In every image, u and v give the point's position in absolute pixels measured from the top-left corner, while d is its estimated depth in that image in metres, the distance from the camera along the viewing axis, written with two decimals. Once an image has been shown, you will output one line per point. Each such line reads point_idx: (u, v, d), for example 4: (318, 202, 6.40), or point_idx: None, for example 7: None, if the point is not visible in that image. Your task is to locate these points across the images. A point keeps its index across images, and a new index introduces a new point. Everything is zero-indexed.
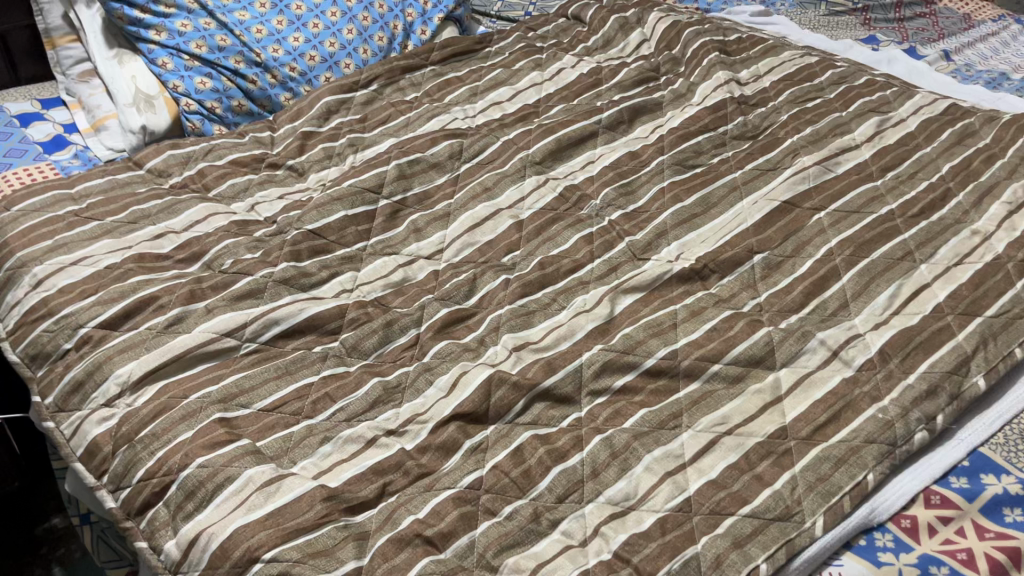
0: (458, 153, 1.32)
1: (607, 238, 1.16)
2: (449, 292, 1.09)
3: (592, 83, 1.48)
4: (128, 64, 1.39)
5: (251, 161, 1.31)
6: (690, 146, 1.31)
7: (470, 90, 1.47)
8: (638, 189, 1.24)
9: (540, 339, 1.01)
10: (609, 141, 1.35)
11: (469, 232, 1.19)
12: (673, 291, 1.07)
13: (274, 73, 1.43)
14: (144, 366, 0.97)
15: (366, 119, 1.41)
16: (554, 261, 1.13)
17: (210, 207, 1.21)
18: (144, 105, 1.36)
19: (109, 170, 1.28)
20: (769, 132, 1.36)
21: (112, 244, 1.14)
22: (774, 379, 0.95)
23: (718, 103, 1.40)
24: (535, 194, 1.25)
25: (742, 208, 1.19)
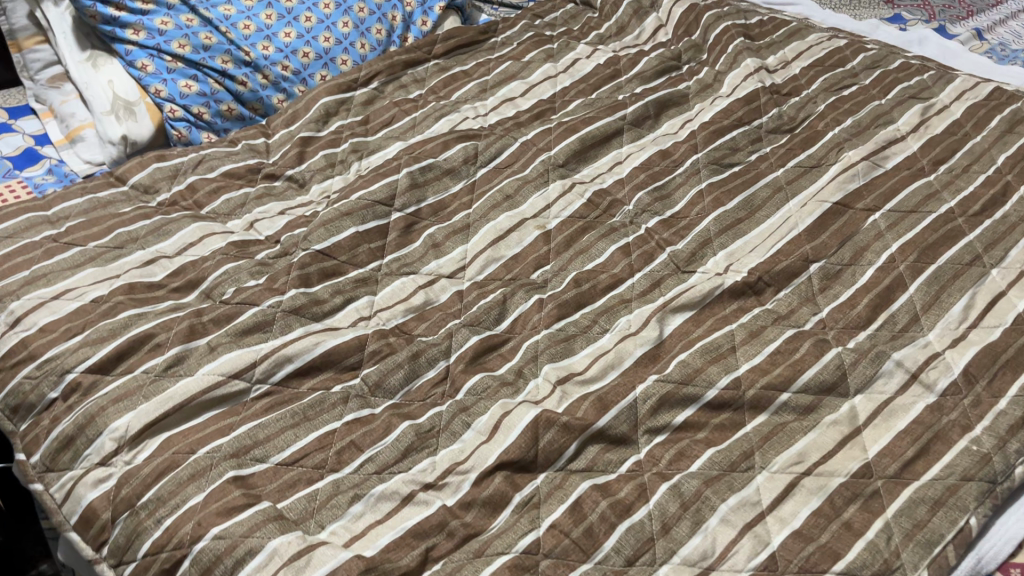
0: (474, 157, 1.21)
1: (646, 249, 1.06)
2: (478, 317, 0.99)
3: (610, 74, 1.37)
4: (104, 68, 1.26)
5: (246, 171, 1.19)
6: (726, 142, 1.21)
7: (480, 86, 1.37)
8: (673, 192, 1.14)
9: (585, 368, 0.91)
10: (636, 138, 1.25)
11: (493, 247, 1.09)
12: (726, 308, 0.97)
13: (265, 73, 1.31)
14: (142, 418, 0.86)
15: (369, 120, 1.30)
16: (590, 277, 1.03)
17: (205, 226, 1.09)
18: (124, 113, 1.23)
19: (89, 187, 1.16)
20: (806, 124, 1.26)
21: (97, 274, 1.02)
22: (850, 408, 0.86)
23: (750, 94, 1.30)
24: (562, 201, 1.14)
25: (789, 211, 1.09)
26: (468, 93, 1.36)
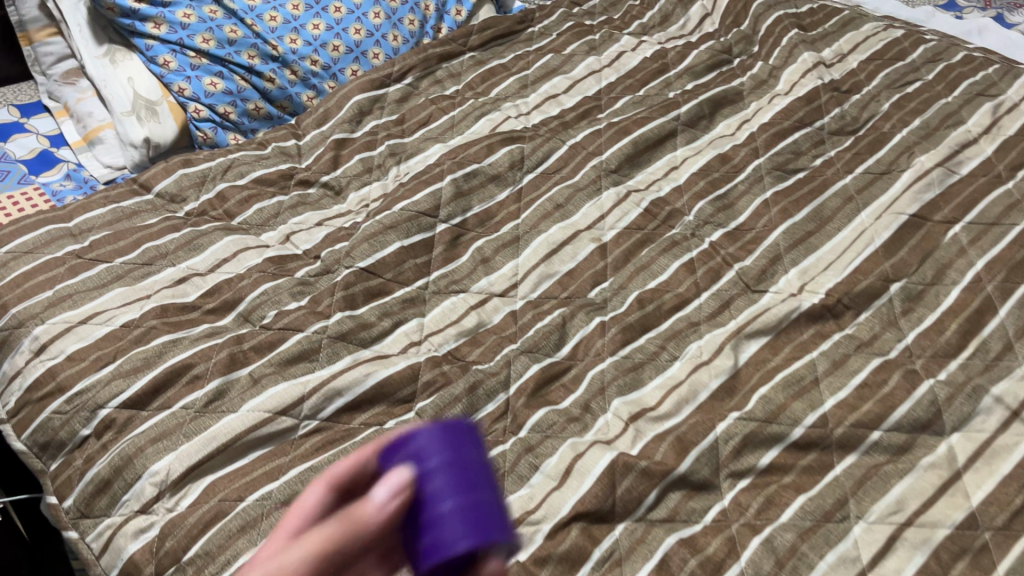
0: (519, 161, 1.14)
1: (712, 265, 0.99)
2: (537, 343, 0.92)
3: (658, 68, 1.30)
4: (123, 65, 1.18)
5: (278, 178, 1.11)
6: (788, 146, 1.14)
7: (520, 82, 1.29)
8: (736, 201, 1.07)
9: (657, 403, 0.85)
10: (691, 140, 1.17)
11: (547, 262, 1.02)
12: (804, 334, 0.91)
13: (294, 68, 1.23)
14: (184, 461, 0.79)
15: (404, 120, 1.23)
16: (654, 296, 0.96)
17: (239, 239, 1.02)
18: (145, 114, 1.15)
19: (111, 196, 1.08)
20: (871, 124, 1.19)
21: (126, 294, 0.95)
22: (947, 448, 0.80)
23: (810, 91, 1.22)
24: (617, 210, 1.07)
25: (863, 222, 1.03)
26: (508, 89, 1.28)
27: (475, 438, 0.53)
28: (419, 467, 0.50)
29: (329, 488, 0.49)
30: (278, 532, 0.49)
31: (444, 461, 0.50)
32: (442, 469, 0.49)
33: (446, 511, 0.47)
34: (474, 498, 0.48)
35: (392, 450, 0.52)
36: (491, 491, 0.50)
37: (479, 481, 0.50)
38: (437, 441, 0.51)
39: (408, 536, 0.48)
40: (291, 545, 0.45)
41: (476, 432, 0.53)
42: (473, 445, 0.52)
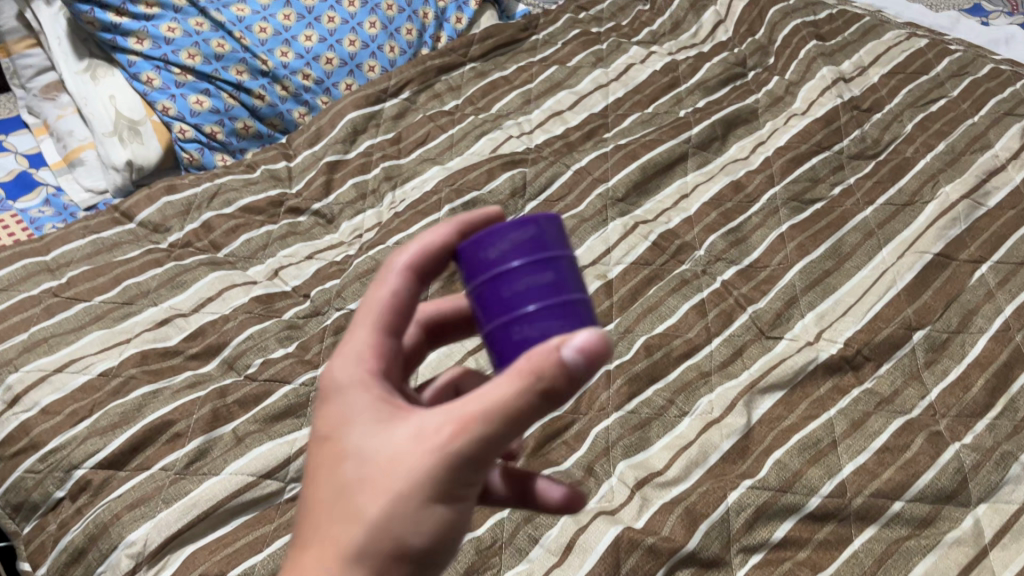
0: (521, 188, 1.08)
1: (724, 307, 0.94)
2: None
3: (669, 83, 1.23)
4: (105, 82, 1.12)
5: (267, 205, 1.06)
6: (805, 172, 1.08)
7: (523, 96, 1.23)
8: (750, 235, 1.01)
9: (665, 466, 0.80)
10: (702, 164, 1.11)
11: None
12: (821, 388, 0.86)
13: (284, 84, 1.17)
14: (163, 530, 0.75)
15: (401, 138, 1.17)
16: (662, 342, 0.91)
17: (224, 275, 0.97)
18: (128, 135, 1.09)
19: (91, 226, 1.02)
20: (892, 148, 1.13)
21: (104, 338, 0.90)
22: (973, 521, 0.75)
23: (829, 111, 1.16)
24: (623, 244, 1.01)
25: (883, 261, 0.97)
26: (510, 104, 1.22)
27: (558, 232, 0.49)
28: (506, 264, 0.47)
29: (405, 281, 0.51)
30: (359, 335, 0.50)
31: (533, 259, 0.47)
32: (533, 265, 0.47)
33: (534, 312, 0.46)
34: (564, 298, 0.47)
35: (487, 239, 0.48)
36: (578, 286, 0.48)
37: (569, 277, 0.48)
38: (531, 236, 0.47)
39: (503, 335, 0.47)
40: (474, 412, 0.44)
41: (559, 223, 0.49)
42: (559, 238, 0.49)
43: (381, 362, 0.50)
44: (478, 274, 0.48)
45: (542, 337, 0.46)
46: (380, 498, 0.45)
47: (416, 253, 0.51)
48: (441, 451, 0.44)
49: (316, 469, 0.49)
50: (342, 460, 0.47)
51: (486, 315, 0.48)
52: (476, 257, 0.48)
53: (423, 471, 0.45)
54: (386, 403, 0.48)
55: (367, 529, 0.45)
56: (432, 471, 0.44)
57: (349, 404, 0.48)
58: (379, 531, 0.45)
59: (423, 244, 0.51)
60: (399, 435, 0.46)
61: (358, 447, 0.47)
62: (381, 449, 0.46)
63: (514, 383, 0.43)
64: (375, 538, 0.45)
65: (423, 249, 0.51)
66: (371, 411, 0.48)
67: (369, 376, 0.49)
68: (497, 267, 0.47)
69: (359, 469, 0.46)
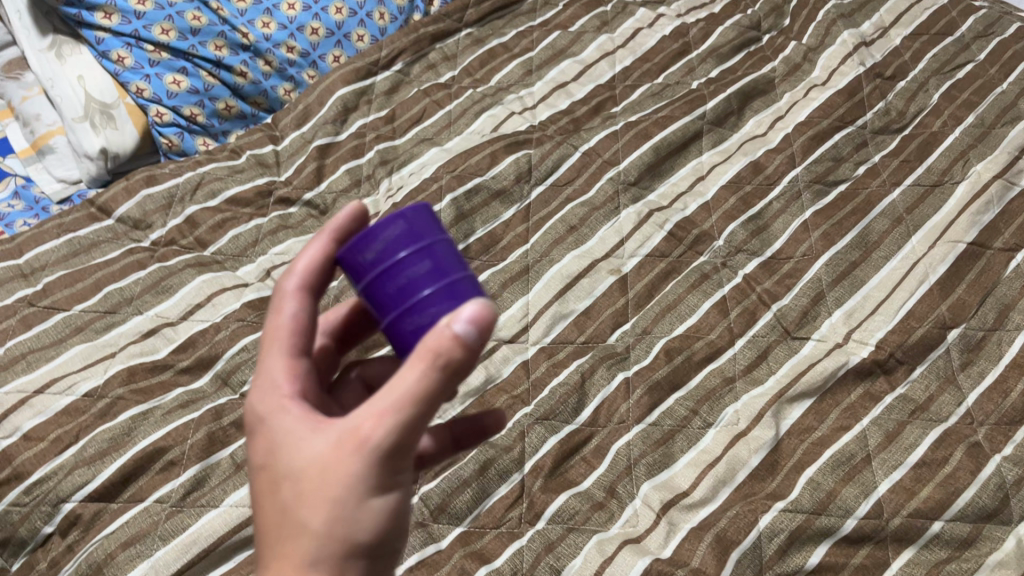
0: (527, 172, 1.01)
1: (746, 304, 0.89)
2: (554, 408, 0.81)
3: (679, 50, 1.16)
4: (72, 60, 1.03)
5: (255, 196, 0.99)
6: (827, 151, 1.02)
7: (524, 66, 1.15)
8: (771, 223, 0.96)
9: (691, 486, 0.76)
10: (718, 142, 1.05)
11: (560, 299, 0.91)
12: (852, 395, 0.81)
13: (268, 58, 1.08)
14: (162, 570, 0.70)
15: (395, 116, 1.09)
16: (683, 345, 0.86)
17: (214, 278, 0.91)
18: (100, 120, 1.01)
19: (67, 223, 0.95)
20: (918, 121, 1.06)
21: (87, 353, 0.83)
22: (1016, 542, 0.72)
23: (851, 82, 1.09)
24: (638, 234, 0.95)
25: (914, 251, 0.92)
26: (510, 75, 1.14)
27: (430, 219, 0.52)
28: (390, 259, 0.50)
29: (302, 302, 0.54)
30: (272, 361, 0.52)
31: (414, 248, 0.50)
32: (417, 256, 0.50)
33: (429, 297, 0.49)
34: (450, 278, 0.50)
35: (364, 242, 0.50)
36: (461, 267, 0.51)
37: (450, 260, 0.51)
38: (407, 230, 0.50)
39: (401, 325, 0.50)
40: (382, 409, 0.46)
41: (430, 211, 0.53)
42: (433, 225, 0.52)
43: (297, 381, 0.52)
44: (368, 273, 0.50)
45: (436, 318, 0.49)
46: (319, 508, 0.48)
47: (304, 273, 0.53)
48: (363, 451, 0.47)
49: (261, 495, 0.51)
50: (279, 482, 0.50)
51: (382, 310, 0.51)
52: (361, 258, 0.51)
53: (352, 472, 0.47)
54: (308, 417, 0.50)
55: (315, 538, 0.48)
56: (362, 471, 0.47)
57: (274, 428, 0.51)
58: (326, 536, 0.48)
59: (308, 262, 0.54)
60: (323, 445, 0.49)
61: (289, 465, 0.49)
62: (310, 462, 0.49)
63: (411, 368, 0.45)
64: (323, 541, 0.48)
65: (308, 266, 0.53)
66: (295, 430, 0.50)
67: (287, 399, 0.51)
68: (384, 264, 0.50)
69: (295, 489, 0.49)
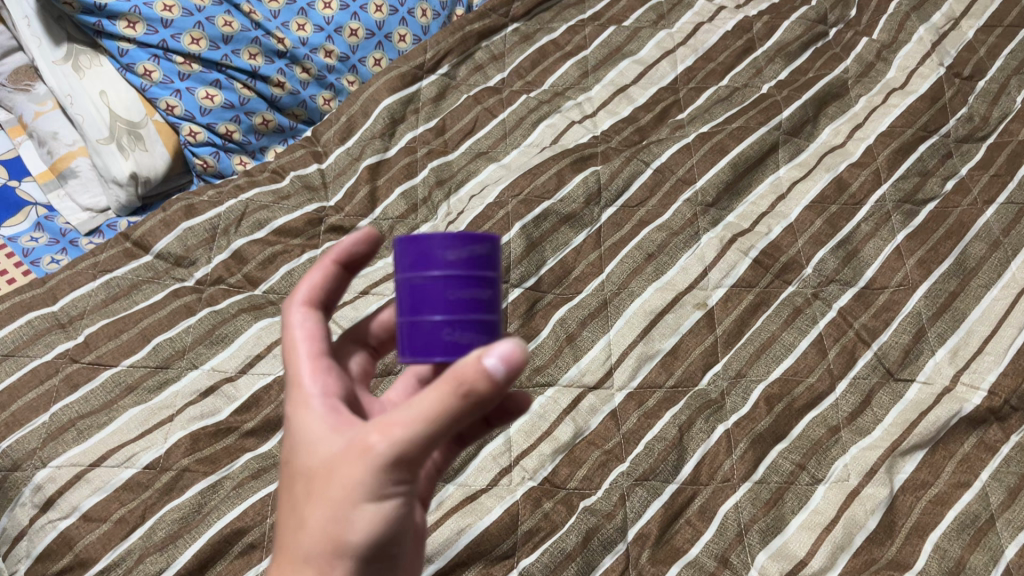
0: (597, 193, 0.94)
1: (845, 342, 0.84)
2: (653, 467, 0.76)
3: (744, 48, 1.08)
4: (92, 74, 0.93)
5: (304, 225, 0.91)
6: (913, 166, 0.96)
7: (579, 68, 1.06)
8: (862, 248, 0.90)
9: (809, 554, 0.72)
10: (796, 154, 0.98)
11: (645, 338, 0.85)
12: (966, 445, 0.77)
13: (305, 65, 0.99)
14: None
15: (446, 126, 1.00)
16: (783, 392, 0.81)
17: (271, 323, 0.84)
18: (129, 142, 0.92)
19: (101, 262, 0.86)
20: (1003, 128, 1.00)
21: (143, 417, 0.76)
22: None
23: (931, 86, 1.03)
24: (722, 262, 0.89)
25: (1015, 280, 0.87)
26: (565, 77, 1.06)
27: (495, 252, 0.47)
28: (431, 272, 0.45)
29: (309, 313, 0.51)
30: (299, 366, 0.49)
31: (451, 275, 0.45)
32: (450, 282, 0.45)
33: (438, 325, 0.45)
34: (472, 318, 0.45)
35: (419, 242, 0.45)
36: (498, 308, 0.47)
37: (485, 300, 0.46)
38: (455, 251, 0.45)
39: (410, 332, 0.46)
40: (396, 417, 0.41)
41: (496, 246, 0.46)
42: (490, 260, 0.46)
43: (320, 381, 0.48)
44: (405, 268, 0.46)
45: (437, 348, 0.46)
46: (319, 506, 0.43)
47: (308, 287, 0.52)
48: (367, 457, 0.42)
49: (280, 486, 0.48)
50: (293, 475, 0.46)
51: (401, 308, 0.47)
52: (405, 254, 0.46)
53: (352, 478, 0.42)
54: (329, 416, 0.46)
55: (311, 534, 0.44)
56: (362, 477, 0.42)
57: (294, 422, 0.47)
58: (319, 535, 0.44)
59: (309, 281, 0.52)
60: (335, 446, 0.44)
61: (302, 461, 0.45)
62: (319, 461, 0.44)
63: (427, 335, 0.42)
64: (317, 543, 0.44)
65: (310, 288, 0.52)
66: (313, 426, 0.46)
67: (311, 396, 0.47)
68: (417, 271, 0.45)
69: (304, 484, 0.45)
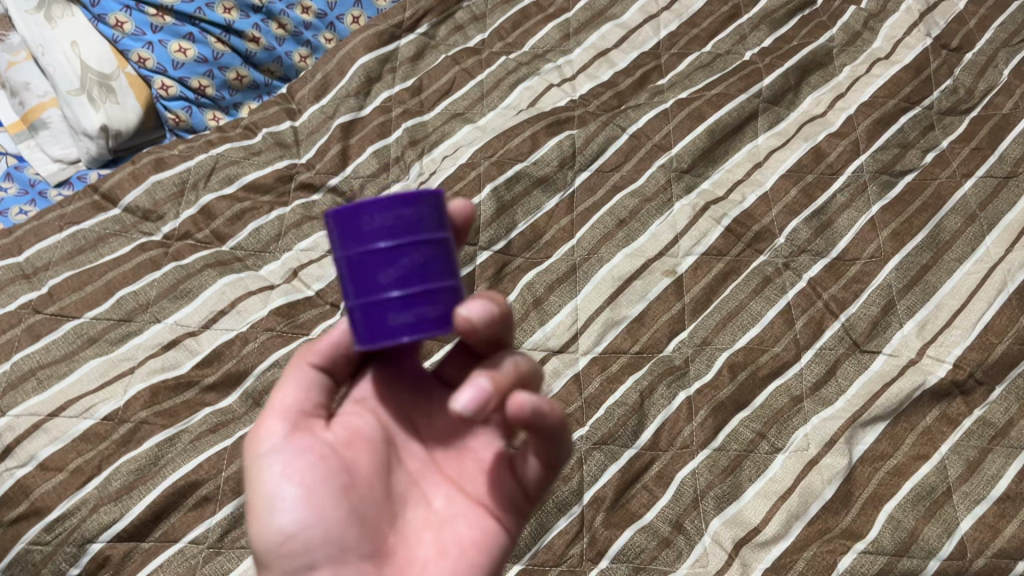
0: (571, 157, 0.93)
1: (813, 313, 0.83)
2: (613, 431, 0.76)
3: (729, 14, 1.06)
4: (63, 24, 0.92)
5: (274, 182, 0.90)
6: (893, 137, 0.95)
7: (561, 30, 1.05)
8: (836, 219, 0.89)
9: (763, 521, 0.72)
10: (776, 123, 0.97)
11: (612, 304, 0.84)
12: (929, 418, 0.77)
13: (281, 21, 0.98)
14: None
15: (422, 86, 0.99)
16: (747, 360, 0.80)
17: (236, 279, 0.83)
18: (100, 94, 0.91)
19: (68, 215, 0.86)
20: (987, 101, 0.99)
21: (103, 368, 0.76)
22: None
23: (917, 57, 1.01)
24: (693, 230, 0.89)
25: (989, 254, 0.86)
26: (546, 39, 1.04)
27: (368, 220, 0.45)
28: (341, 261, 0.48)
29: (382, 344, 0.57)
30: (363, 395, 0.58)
31: (398, 244, 0.45)
32: (398, 251, 0.45)
33: (393, 300, 0.45)
34: (428, 286, 0.46)
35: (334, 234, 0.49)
36: (387, 281, 0.45)
37: (438, 263, 0.46)
38: (400, 218, 0.45)
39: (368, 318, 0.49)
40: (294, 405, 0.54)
41: (438, 202, 0.47)
42: (437, 217, 0.47)
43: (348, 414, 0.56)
44: (350, 247, 0.46)
45: (402, 326, 0.45)
46: None
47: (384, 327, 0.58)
48: None
49: None
50: None
51: None
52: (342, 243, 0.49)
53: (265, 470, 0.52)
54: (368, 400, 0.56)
55: None
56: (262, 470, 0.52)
57: None
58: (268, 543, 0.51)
59: None
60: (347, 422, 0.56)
61: None
62: None
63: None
64: None
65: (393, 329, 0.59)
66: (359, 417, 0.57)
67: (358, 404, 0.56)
68: (360, 246, 0.45)
69: None
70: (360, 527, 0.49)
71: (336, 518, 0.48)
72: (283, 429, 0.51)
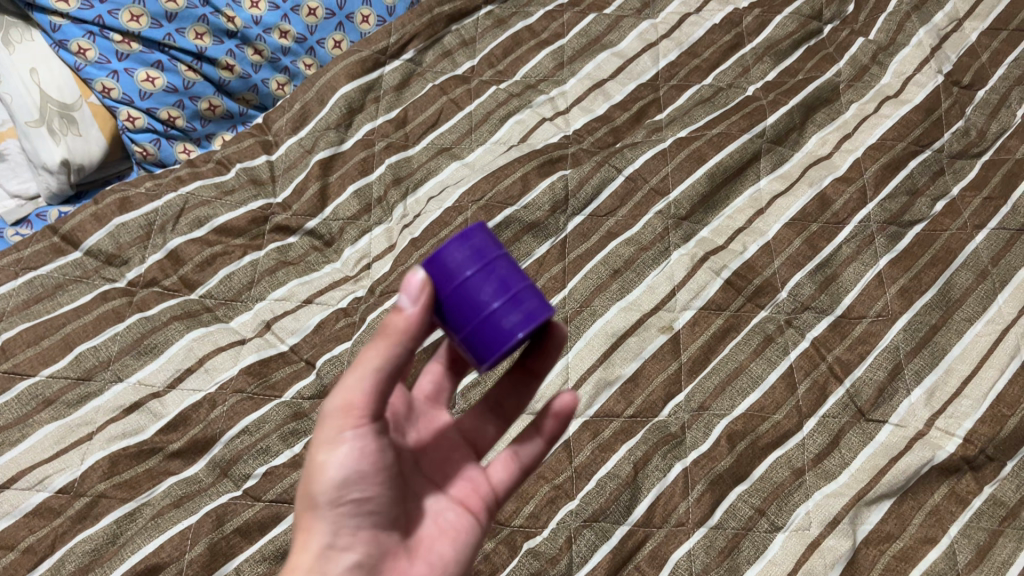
0: (563, 200, 0.88)
1: (816, 376, 0.79)
2: (604, 507, 0.72)
3: (731, 44, 1.01)
4: (22, 49, 0.86)
5: (248, 224, 0.85)
6: (902, 183, 0.90)
7: (555, 57, 0.99)
8: (841, 272, 0.85)
9: None
10: (779, 164, 0.92)
11: (605, 362, 0.79)
12: (937, 496, 0.73)
13: (258, 47, 0.92)
14: None
15: (407, 117, 0.94)
16: (746, 429, 0.76)
17: (205, 334, 0.78)
18: (62, 126, 0.86)
19: (25, 258, 0.80)
20: (1000, 144, 0.94)
21: (59, 435, 0.71)
22: None
23: (928, 96, 0.97)
24: (692, 282, 0.84)
25: (1001, 315, 0.82)
26: (539, 68, 0.98)
27: (446, 265, 0.50)
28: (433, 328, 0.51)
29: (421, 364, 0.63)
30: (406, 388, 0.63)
31: (481, 265, 0.50)
32: (484, 274, 0.50)
33: (499, 309, 0.49)
34: (516, 287, 0.50)
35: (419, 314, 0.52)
36: (487, 301, 0.49)
37: (514, 273, 0.51)
38: (473, 249, 0.50)
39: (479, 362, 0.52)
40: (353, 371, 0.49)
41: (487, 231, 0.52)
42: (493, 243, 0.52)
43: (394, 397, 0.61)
44: (442, 294, 0.50)
45: (513, 324, 0.49)
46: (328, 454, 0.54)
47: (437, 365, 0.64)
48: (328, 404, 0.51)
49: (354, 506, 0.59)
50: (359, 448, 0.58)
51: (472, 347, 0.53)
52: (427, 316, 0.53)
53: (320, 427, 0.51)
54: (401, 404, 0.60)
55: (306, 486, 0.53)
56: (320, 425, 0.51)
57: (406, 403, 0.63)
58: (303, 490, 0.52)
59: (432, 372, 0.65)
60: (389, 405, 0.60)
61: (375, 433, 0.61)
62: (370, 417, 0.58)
63: (414, 296, 0.47)
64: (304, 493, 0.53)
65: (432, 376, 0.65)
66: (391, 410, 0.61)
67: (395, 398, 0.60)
68: (455, 281, 0.49)
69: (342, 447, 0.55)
70: (391, 503, 0.54)
71: (382, 497, 0.52)
72: (369, 415, 0.50)
